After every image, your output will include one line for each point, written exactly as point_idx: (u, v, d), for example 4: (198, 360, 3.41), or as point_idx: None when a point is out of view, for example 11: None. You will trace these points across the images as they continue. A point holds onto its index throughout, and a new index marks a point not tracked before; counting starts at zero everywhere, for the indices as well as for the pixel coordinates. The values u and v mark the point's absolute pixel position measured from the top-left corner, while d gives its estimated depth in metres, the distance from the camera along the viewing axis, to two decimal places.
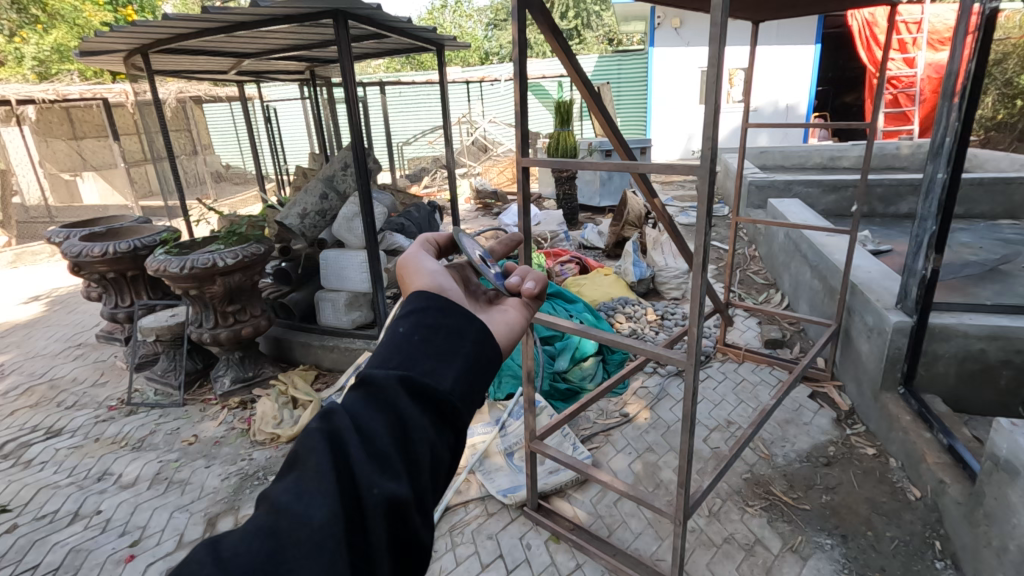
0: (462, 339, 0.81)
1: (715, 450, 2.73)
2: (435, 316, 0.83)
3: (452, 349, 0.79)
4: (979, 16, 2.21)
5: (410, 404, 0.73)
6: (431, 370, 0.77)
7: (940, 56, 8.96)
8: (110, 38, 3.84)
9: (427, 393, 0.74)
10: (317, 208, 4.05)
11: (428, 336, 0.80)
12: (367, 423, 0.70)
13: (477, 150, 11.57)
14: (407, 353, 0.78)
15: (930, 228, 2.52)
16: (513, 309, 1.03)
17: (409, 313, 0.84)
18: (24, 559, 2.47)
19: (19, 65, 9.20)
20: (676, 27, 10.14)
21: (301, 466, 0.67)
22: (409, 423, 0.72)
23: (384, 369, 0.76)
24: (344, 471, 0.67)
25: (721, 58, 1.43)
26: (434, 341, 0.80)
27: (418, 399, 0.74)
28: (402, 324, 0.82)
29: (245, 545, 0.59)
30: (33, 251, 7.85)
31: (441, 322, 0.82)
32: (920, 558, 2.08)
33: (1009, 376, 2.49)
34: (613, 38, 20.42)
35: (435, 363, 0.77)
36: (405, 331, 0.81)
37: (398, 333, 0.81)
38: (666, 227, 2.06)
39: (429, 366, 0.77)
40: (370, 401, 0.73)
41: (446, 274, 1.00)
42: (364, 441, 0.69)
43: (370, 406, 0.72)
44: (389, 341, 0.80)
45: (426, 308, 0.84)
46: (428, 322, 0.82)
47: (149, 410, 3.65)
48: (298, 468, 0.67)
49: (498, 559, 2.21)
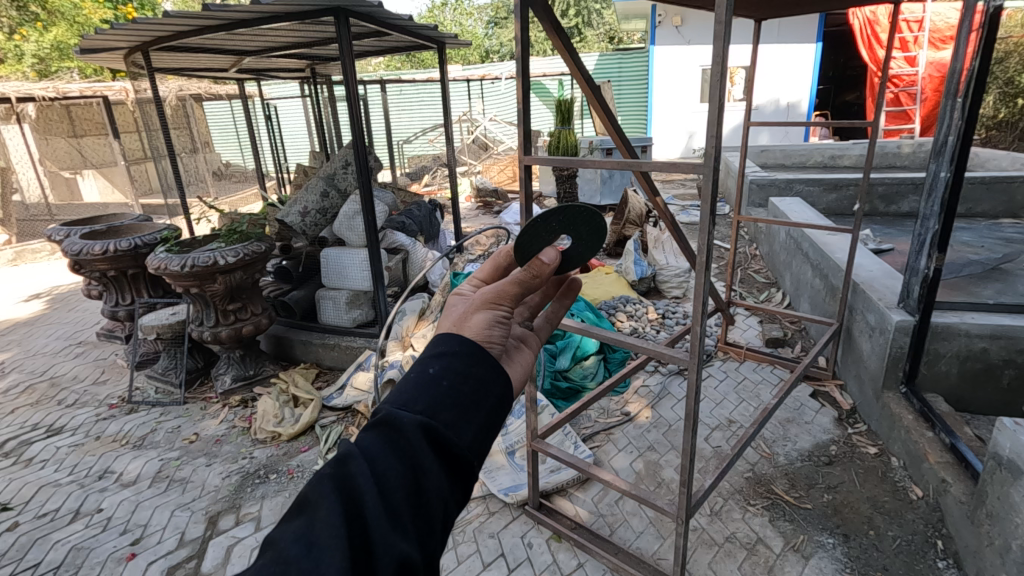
0: (490, 392, 0.79)
1: (716, 449, 2.73)
2: (467, 363, 0.80)
3: (477, 400, 0.77)
4: (983, 15, 2.20)
5: (427, 455, 0.71)
6: (455, 422, 0.74)
7: (941, 54, 8.94)
8: (109, 36, 3.83)
9: (445, 446, 0.73)
10: (318, 206, 4.07)
11: (457, 383, 0.77)
12: (383, 472, 0.69)
13: (478, 148, 11.57)
14: (434, 398, 0.75)
15: (932, 227, 2.50)
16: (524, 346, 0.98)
17: (438, 354, 0.82)
18: (25, 557, 2.47)
19: (19, 63, 9.17)
20: (677, 25, 10.12)
21: (311, 512, 0.67)
22: (425, 477, 0.70)
23: (407, 413, 0.73)
24: (354, 522, 0.66)
25: (725, 56, 1.42)
26: (461, 389, 0.77)
27: (436, 450, 0.73)
28: (431, 364, 0.80)
29: None
30: (33, 250, 7.82)
31: (473, 370, 0.79)
32: (923, 557, 2.07)
33: (1010, 375, 2.49)
34: (613, 37, 20.42)
35: (461, 414, 0.75)
36: (435, 372, 0.78)
37: (428, 373, 0.78)
38: (669, 226, 2.04)
39: (453, 417, 0.74)
40: (389, 446, 0.71)
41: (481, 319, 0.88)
42: (378, 491, 0.68)
43: (388, 452, 0.70)
44: (416, 379, 0.77)
45: (459, 351, 0.81)
46: (460, 367, 0.79)
47: (149, 408, 3.64)
48: (308, 513, 0.67)
49: (500, 559, 2.21)
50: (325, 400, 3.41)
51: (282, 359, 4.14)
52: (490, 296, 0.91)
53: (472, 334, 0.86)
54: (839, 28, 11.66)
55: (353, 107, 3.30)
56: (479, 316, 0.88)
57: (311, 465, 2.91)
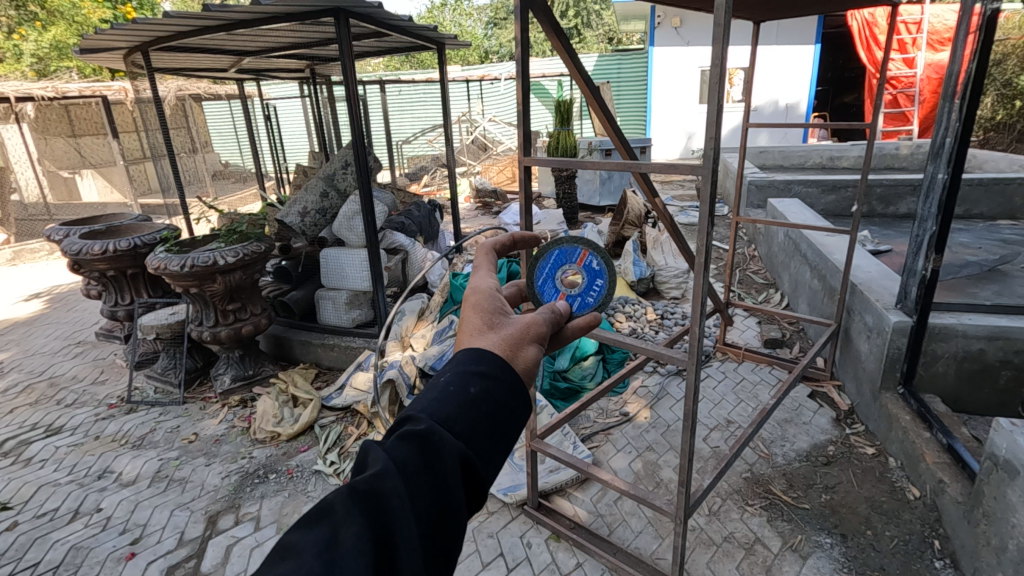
0: (521, 424, 0.82)
1: (715, 449, 2.74)
2: (507, 392, 0.82)
3: (509, 433, 0.80)
4: (979, 17, 2.22)
5: (457, 481, 0.74)
6: (486, 452, 0.78)
7: (939, 56, 8.98)
8: (109, 35, 3.82)
9: (473, 475, 0.76)
10: (317, 206, 4.09)
11: (494, 411, 0.80)
12: (417, 493, 0.71)
13: (478, 149, 11.58)
14: (471, 422, 0.77)
15: (929, 228, 2.52)
16: None
17: (478, 374, 0.83)
18: (25, 557, 2.47)
19: (18, 62, 9.17)
20: (676, 26, 10.15)
21: (336, 523, 0.67)
22: (453, 504, 0.73)
23: (445, 436, 0.75)
24: (382, 542, 0.68)
25: (724, 56, 1.43)
26: (497, 419, 0.80)
27: (464, 477, 0.76)
28: (471, 384, 0.82)
29: None
30: (32, 249, 7.80)
31: (510, 400, 0.82)
32: (920, 557, 2.08)
33: (1008, 376, 2.50)
34: (613, 37, 20.47)
35: (492, 445, 0.79)
36: (475, 393, 0.80)
37: (468, 393, 0.80)
38: (667, 227, 2.04)
39: (484, 446, 0.78)
40: (424, 463, 0.73)
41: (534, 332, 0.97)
42: (410, 512, 0.70)
43: (422, 473, 0.72)
44: (456, 397, 0.79)
45: (500, 376, 0.84)
46: (499, 394, 0.82)
47: (149, 408, 3.64)
48: (334, 523, 0.67)
49: (499, 558, 2.21)
50: (325, 400, 3.41)
51: (282, 359, 4.14)
52: (537, 332, 0.97)
53: (522, 370, 0.89)
54: (838, 29, 11.70)
55: (353, 108, 3.31)
56: (530, 351, 0.93)
57: (310, 466, 2.91)
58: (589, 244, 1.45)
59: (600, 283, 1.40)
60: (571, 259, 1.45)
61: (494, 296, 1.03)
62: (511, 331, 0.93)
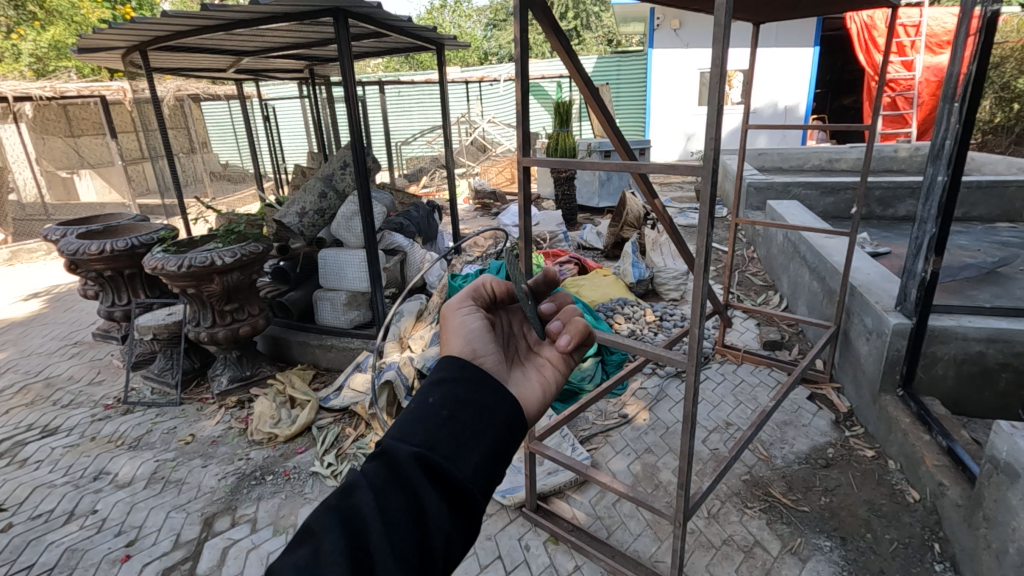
0: (487, 417, 0.82)
1: (714, 451, 2.74)
2: (468, 390, 0.84)
3: (476, 428, 0.79)
4: (979, 20, 2.21)
5: (428, 486, 0.74)
6: (455, 452, 0.76)
7: (938, 59, 9.02)
8: (107, 35, 3.81)
9: (446, 476, 0.74)
10: (315, 207, 4.07)
11: (456, 411, 0.80)
12: (387, 503, 0.71)
13: (477, 150, 11.57)
14: (434, 427, 0.78)
15: (929, 230, 2.52)
16: (532, 374, 1.05)
17: (438, 382, 0.85)
18: (19, 559, 2.45)
19: (17, 62, 9.15)
20: (676, 28, 10.15)
21: (316, 542, 0.69)
22: (429, 511, 0.72)
23: (406, 444, 0.76)
24: (359, 555, 0.68)
25: (724, 57, 1.42)
26: (461, 418, 0.80)
27: (436, 481, 0.74)
28: (431, 393, 0.83)
29: None
30: (29, 249, 7.77)
31: (472, 398, 0.83)
32: (920, 560, 2.07)
33: (1008, 378, 2.50)
34: (613, 39, 20.55)
35: (463, 445, 0.77)
36: (434, 402, 0.81)
37: (428, 403, 0.81)
38: (666, 229, 2.03)
39: (452, 446, 0.77)
40: (390, 475, 0.74)
41: (479, 336, 1.03)
42: (381, 524, 0.70)
43: (390, 485, 0.73)
44: (417, 409, 0.80)
45: (457, 379, 0.85)
46: (458, 396, 0.82)
47: (145, 409, 3.62)
48: (313, 542, 0.69)
49: (497, 560, 2.20)
50: (323, 401, 3.39)
51: (280, 360, 4.13)
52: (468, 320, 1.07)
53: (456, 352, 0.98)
54: (837, 32, 11.74)
55: (352, 108, 3.29)
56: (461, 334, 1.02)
57: (308, 467, 2.90)
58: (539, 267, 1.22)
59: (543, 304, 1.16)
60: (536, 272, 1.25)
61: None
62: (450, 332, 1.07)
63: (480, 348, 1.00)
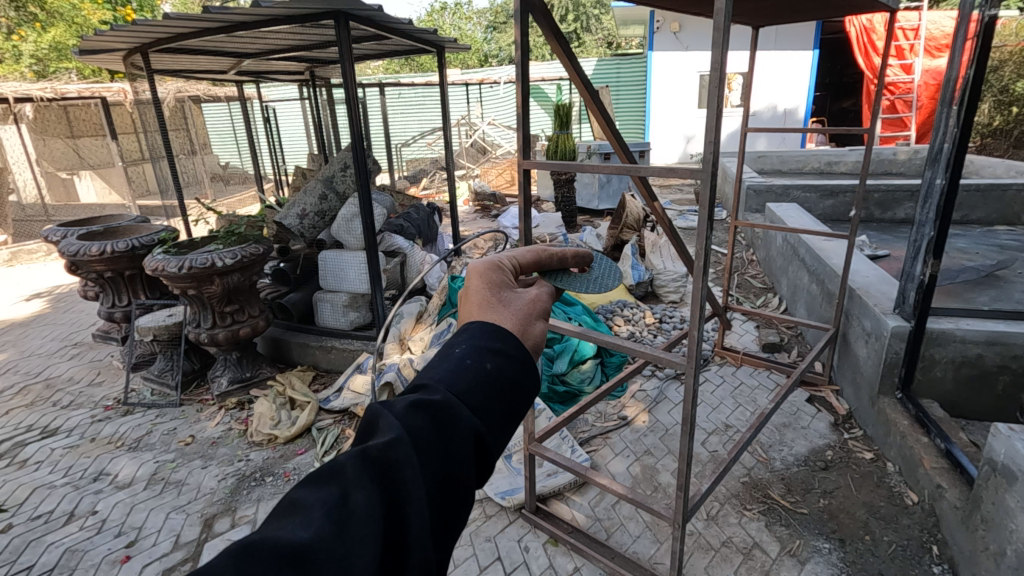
0: (526, 403, 0.86)
1: (713, 453, 2.74)
2: (517, 369, 0.87)
3: (516, 411, 0.84)
4: (978, 23, 2.22)
5: (468, 455, 0.77)
6: (497, 429, 0.82)
7: (937, 62, 9.06)
8: (109, 36, 3.83)
9: (485, 450, 0.79)
10: (316, 208, 4.07)
11: (506, 388, 0.84)
12: (429, 462, 0.73)
13: (477, 152, 11.60)
14: (487, 398, 0.81)
15: (928, 233, 2.51)
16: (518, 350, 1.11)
17: (494, 349, 0.87)
18: (19, 559, 2.45)
19: (17, 63, 9.15)
20: (675, 31, 10.19)
21: (347, 487, 0.68)
22: (463, 473, 0.76)
23: (463, 406, 0.79)
24: (393, 510, 0.69)
25: (723, 62, 1.43)
26: (507, 395, 0.83)
27: (475, 450, 0.79)
28: (487, 359, 0.85)
29: (274, 558, 0.58)
30: (29, 250, 7.77)
31: (519, 378, 0.86)
32: (918, 562, 2.08)
33: (1005, 381, 2.51)
34: (613, 42, 20.66)
35: (502, 421, 0.82)
36: (491, 368, 0.84)
37: (486, 368, 0.84)
38: (666, 232, 2.03)
39: (495, 422, 0.81)
40: (438, 431, 0.76)
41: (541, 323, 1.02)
42: (423, 479, 0.71)
43: (435, 443, 0.74)
44: (473, 371, 0.83)
45: (513, 355, 0.88)
46: (510, 372, 0.86)
47: (145, 410, 3.63)
48: (343, 485, 0.69)
49: (496, 562, 2.21)
50: (322, 402, 3.40)
51: (279, 361, 4.13)
52: (542, 307, 1.03)
53: (531, 345, 0.96)
54: (836, 35, 11.76)
55: (354, 109, 3.31)
56: (538, 327, 0.99)
57: (307, 469, 2.90)
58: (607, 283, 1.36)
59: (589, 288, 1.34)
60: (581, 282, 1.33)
61: (493, 268, 1.08)
62: (519, 307, 1.00)
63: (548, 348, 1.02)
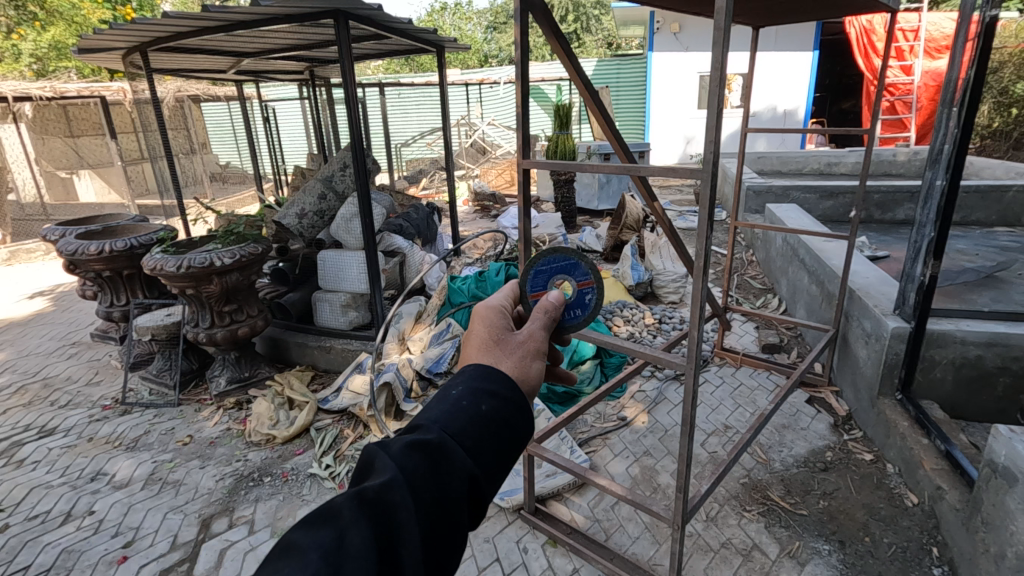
0: (519, 444, 0.84)
1: (713, 454, 2.73)
2: (514, 411, 0.85)
3: (513, 453, 0.83)
4: (979, 24, 2.21)
5: (462, 498, 0.77)
6: (492, 471, 0.81)
7: (937, 64, 9.06)
8: (107, 35, 3.82)
9: (479, 492, 0.79)
10: (315, 208, 4.05)
11: (503, 429, 0.82)
12: (423, 505, 0.73)
13: (477, 152, 11.58)
14: (482, 440, 0.80)
15: (928, 234, 2.51)
16: None
17: (490, 390, 0.86)
18: (16, 559, 2.44)
19: (17, 62, 9.14)
20: (675, 32, 10.18)
21: (343, 528, 0.69)
22: (457, 517, 0.75)
23: (457, 447, 0.78)
24: (387, 552, 0.69)
25: (724, 61, 1.42)
26: (504, 438, 0.82)
27: (470, 492, 0.78)
28: (483, 401, 0.84)
29: None
30: (28, 250, 7.75)
31: (516, 419, 0.85)
32: (918, 564, 2.07)
33: (1006, 382, 2.51)
34: (613, 42, 20.68)
35: (497, 463, 0.81)
36: (487, 410, 0.83)
37: (480, 410, 0.83)
38: (666, 233, 2.02)
39: (490, 464, 0.80)
40: (433, 475, 0.75)
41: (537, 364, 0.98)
42: (416, 524, 0.71)
43: (430, 485, 0.74)
44: (469, 414, 0.82)
45: (508, 395, 0.86)
46: (506, 412, 0.84)
47: (143, 410, 3.62)
48: (339, 527, 0.69)
49: (495, 563, 2.20)
50: (320, 403, 3.39)
51: (278, 361, 4.12)
52: (539, 347, 1.00)
53: (529, 388, 0.93)
54: (836, 36, 11.77)
55: (353, 109, 3.29)
56: (535, 367, 0.97)
57: (306, 469, 2.89)
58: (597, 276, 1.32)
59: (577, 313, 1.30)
60: (577, 275, 1.35)
61: (497, 311, 1.07)
62: (517, 349, 0.97)
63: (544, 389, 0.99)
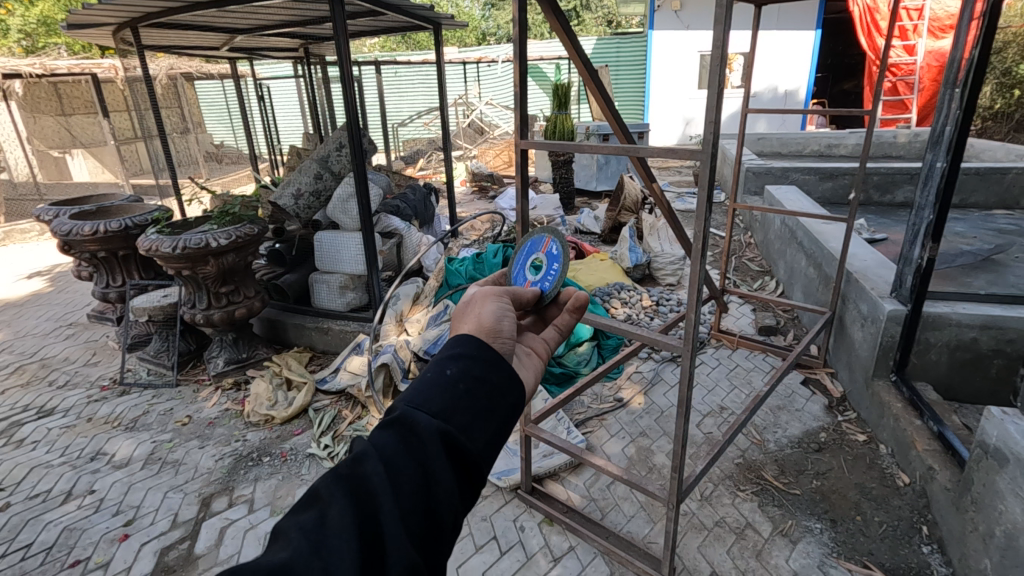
0: (494, 399, 0.83)
1: (708, 435, 2.76)
2: (484, 368, 0.85)
3: (490, 409, 0.82)
4: (985, 3, 2.17)
5: (442, 460, 0.76)
6: (470, 428, 0.80)
7: (940, 44, 8.93)
8: (96, 10, 3.73)
9: (460, 452, 0.78)
10: (311, 188, 4.00)
11: (473, 387, 0.82)
12: (398, 474, 0.72)
13: (474, 133, 11.43)
14: (452, 401, 0.80)
15: (927, 217, 2.49)
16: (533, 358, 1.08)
17: (455, 356, 0.87)
18: (18, 537, 2.47)
19: (5, 38, 8.95)
20: (676, 9, 10.02)
21: (324, 507, 0.70)
22: (439, 482, 0.74)
23: (424, 413, 0.78)
24: (368, 525, 0.69)
25: (726, 38, 1.38)
26: (476, 394, 0.82)
27: (450, 456, 0.77)
28: (448, 366, 0.85)
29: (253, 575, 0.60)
30: (22, 230, 7.70)
31: (487, 374, 0.85)
32: (907, 542, 2.11)
33: (999, 365, 2.53)
34: (613, 20, 20.36)
35: (475, 421, 0.80)
36: (452, 374, 0.83)
37: (445, 375, 0.83)
38: (665, 214, 2.01)
39: (466, 422, 0.79)
40: (405, 445, 0.75)
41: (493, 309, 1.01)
42: (393, 493, 0.71)
43: (403, 453, 0.74)
44: (435, 381, 0.82)
45: (472, 354, 0.87)
46: (473, 371, 0.84)
47: (142, 390, 3.62)
48: (321, 506, 0.70)
49: (492, 541, 2.23)
50: (319, 383, 3.41)
51: (276, 343, 4.13)
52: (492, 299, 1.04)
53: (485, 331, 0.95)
54: (839, 14, 11.59)
55: (349, 87, 3.24)
56: (490, 313, 0.99)
57: (304, 449, 2.91)
58: (553, 230, 1.40)
59: (556, 266, 1.32)
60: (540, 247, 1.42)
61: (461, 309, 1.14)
62: (470, 310, 1.01)
63: (509, 328, 0.99)
